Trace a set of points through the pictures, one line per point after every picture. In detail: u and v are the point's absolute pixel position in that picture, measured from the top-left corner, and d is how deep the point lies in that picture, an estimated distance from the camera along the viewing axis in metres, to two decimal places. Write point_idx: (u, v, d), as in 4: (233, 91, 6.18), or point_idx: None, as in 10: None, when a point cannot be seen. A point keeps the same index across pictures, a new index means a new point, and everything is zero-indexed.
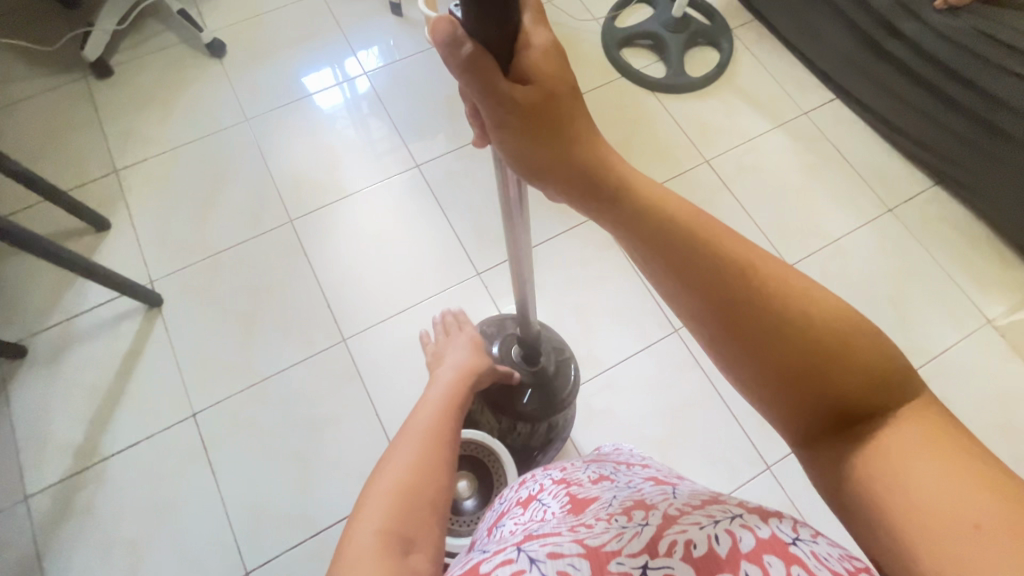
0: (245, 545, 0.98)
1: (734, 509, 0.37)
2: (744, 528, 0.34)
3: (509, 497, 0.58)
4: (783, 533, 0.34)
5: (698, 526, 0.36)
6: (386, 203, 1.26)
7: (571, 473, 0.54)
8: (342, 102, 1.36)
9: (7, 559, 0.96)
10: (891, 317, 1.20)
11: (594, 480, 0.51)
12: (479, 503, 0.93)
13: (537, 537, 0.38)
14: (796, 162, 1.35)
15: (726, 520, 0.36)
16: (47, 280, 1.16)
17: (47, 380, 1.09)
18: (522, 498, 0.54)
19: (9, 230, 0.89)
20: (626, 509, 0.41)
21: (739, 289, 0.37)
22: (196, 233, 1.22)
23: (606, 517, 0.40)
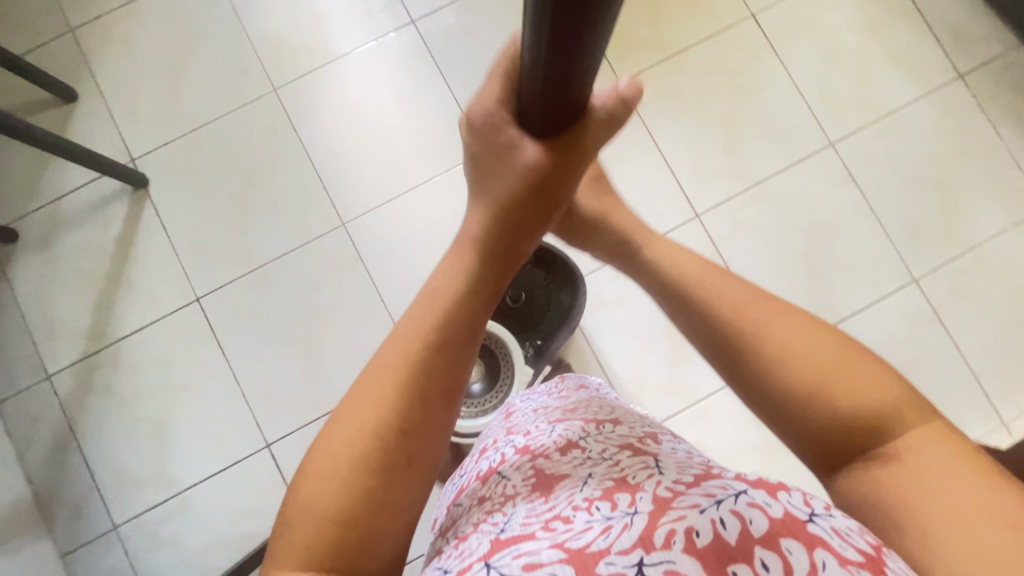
0: (264, 421, 1.03)
1: (734, 485, 0.39)
2: (754, 508, 0.36)
3: (472, 467, 0.59)
4: (795, 509, 0.36)
5: (697, 512, 0.36)
6: (379, 69, 1.11)
7: (533, 438, 0.51)
8: None
9: (44, 431, 1.02)
10: (935, 203, 1.10)
11: (561, 446, 0.48)
12: (486, 387, 0.95)
13: (507, 544, 0.37)
14: (858, 16, 1.14)
15: (730, 499, 0.36)
16: (20, 159, 1.07)
17: (44, 264, 1.06)
18: (483, 471, 0.53)
19: (10, 125, 0.82)
20: (607, 492, 0.40)
21: (746, 339, 0.46)
22: (172, 104, 1.10)
23: (586, 504, 0.39)
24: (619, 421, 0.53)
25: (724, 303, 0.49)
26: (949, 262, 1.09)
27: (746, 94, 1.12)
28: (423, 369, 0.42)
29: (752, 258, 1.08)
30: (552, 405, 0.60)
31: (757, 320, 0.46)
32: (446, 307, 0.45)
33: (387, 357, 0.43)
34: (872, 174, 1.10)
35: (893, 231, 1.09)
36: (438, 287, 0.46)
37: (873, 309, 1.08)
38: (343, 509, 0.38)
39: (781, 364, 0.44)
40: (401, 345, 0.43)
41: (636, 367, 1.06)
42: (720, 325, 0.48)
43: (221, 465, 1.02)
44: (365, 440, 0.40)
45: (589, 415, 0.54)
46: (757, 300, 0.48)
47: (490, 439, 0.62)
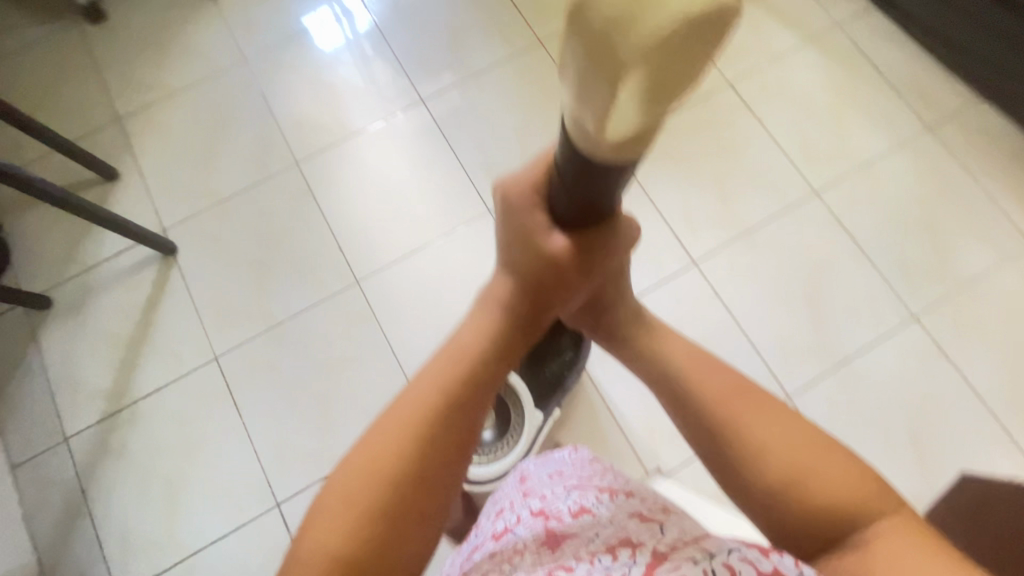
0: (274, 479, 1.02)
1: (731, 545, 0.37)
2: (744, 563, 0.34)
3: (485, 527, 0.59)
4: (785, 569, 0.34)
5: (692, 563, 0.35)
6: (390, 141, 1.22)
7: (549, 503, 0.52)
8: (344, 39, 1.30)
9: (54, 496, 1.02)
10: (925, 243, 1.14)
11: (574, 512, 0.48)
12: (496, 434, 0.95)
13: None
14: (827, 80, 1.25)
15: (724, 555, 0.35)
16: (62, 232, 1.16)
17: (73, 329, 1.11)
18: (496, 531, 0.53)
19: (43, 186, 0.92)
20: (610, 547, 0.41)
21: (730, 424, 0.41)
22: (204, 180, 1.20)
23: (588, 558, 0.41)
24: (633, 491, 0.52)
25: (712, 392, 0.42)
26: (948, 299, 1.11)
27: (730, 152, 1.21)
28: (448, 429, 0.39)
29: (752, 302, 1.12)
30: (568, 472, 0.59)
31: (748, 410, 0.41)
32: (479, 352, 0.42)
33: (414, 392, 0.40)
34: (859, 219, 1.16)
35: (888, 272, 1.13)
36: (468, 338, 0.42)
37: (877, 347, 1.09)
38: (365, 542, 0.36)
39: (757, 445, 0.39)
40: (420, 396, 0.40)
41: (648, 413, 1.06)
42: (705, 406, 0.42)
43: (229, 527, 1.00)
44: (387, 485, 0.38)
45: (603, 483, 0.54)
46: (754, 399, 0.41)
47: (505, 501, 0.61)
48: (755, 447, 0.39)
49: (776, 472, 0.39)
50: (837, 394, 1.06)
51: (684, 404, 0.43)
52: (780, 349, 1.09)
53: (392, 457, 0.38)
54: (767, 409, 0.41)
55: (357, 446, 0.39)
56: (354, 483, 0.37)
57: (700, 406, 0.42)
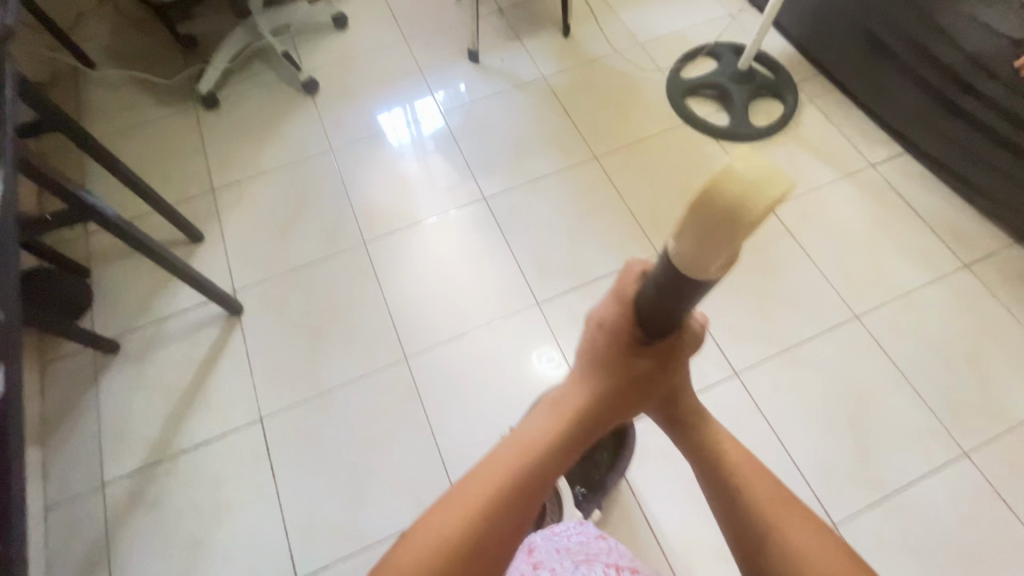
0: (299, 552, 1.00)
1: None
2: None
3: None
4: None
5: None
6: (450, 230, 1.33)
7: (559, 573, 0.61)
8: (406, 140, 1.46)
9: (79, 544, 1.01)
10: (970, 377, 1.14)
11: None
12: (534, 531, 0.93)
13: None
14: (863, 212, 1.33)
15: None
16: (143, 284, 1.26)
17: (133, 376, 1.16)
18: None
19: (149, 246, 1.02)
20: None
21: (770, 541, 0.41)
22: (279, 249, 1.31)
23: None
24: (633, 570, 0.62)
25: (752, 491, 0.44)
26: (998, 437, 1.09)
27: (771, 269, 1.27)
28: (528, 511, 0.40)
29: (794, 419, 1.11)
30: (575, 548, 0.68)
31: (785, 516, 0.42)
32: (547, 454, 0.41)
33: (477, 488, 0.39)
34: (900, 346, 1.18)
35: (933, 402, 1.12)
36: (537, 435, 0.42)
37: (926, 480, 1.05)
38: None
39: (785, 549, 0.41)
40: (481, 497, 0.38)
41: (686, 525, 1.02)
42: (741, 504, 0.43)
43: None
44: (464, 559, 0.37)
45: (608, 561, 0.64)
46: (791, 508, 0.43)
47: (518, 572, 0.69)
48: (784, 552, 0.40)
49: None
50: (886, 527, 1.02)
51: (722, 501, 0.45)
52: (824, 471, 1.06)
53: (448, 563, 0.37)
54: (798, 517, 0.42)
55: (411, 538, 0.38)
56: None
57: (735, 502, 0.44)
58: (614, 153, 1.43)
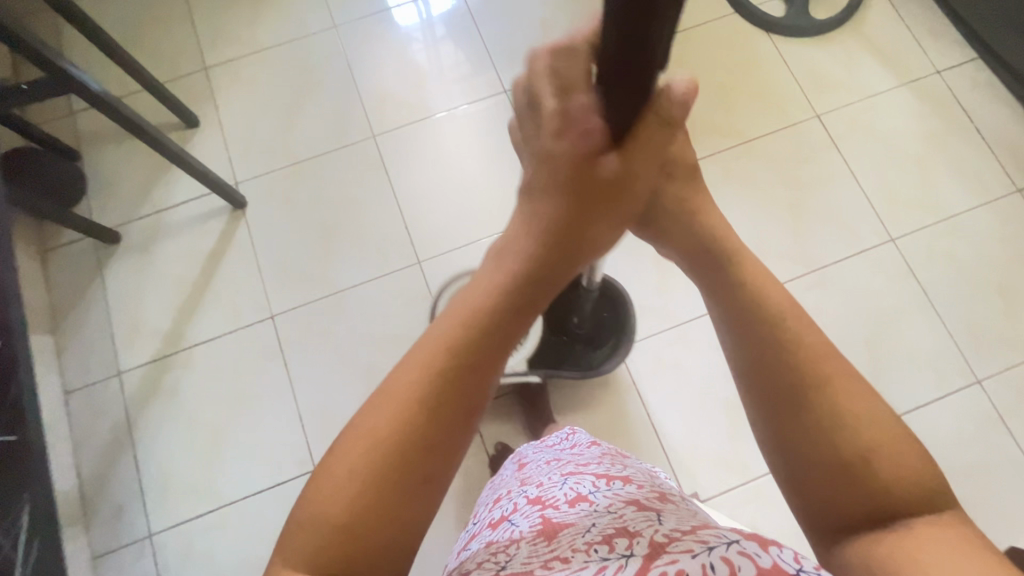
0: (315, 444, 1.04)
1: (727, 536, 0.40)
2: (743, 557, 0.37)
3: (484, 514, 0.65)
4: (783, 563, 0.37)
5: (689, 556, 0.39)
6: (466, 126, 1.22)
7: (546, 491, 0.57)
8: (419, 20, 1.29)
9: (102, 426, 1.04)
10: (1000, 307, 1.11)
11: (570, 500, 0.53)
12: None
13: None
14: (918, 125, 1.21)
15: (722, 547, 0.39)
16: (139, 171, 1.18)
17: (138, 267, 1.13)
18: (495, 519, 0.59)
19: (146, 127, 0.94)
20: (607, 537, 0.45)
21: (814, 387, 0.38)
22: (281, 139, 1.21)
23: (584, 549, 0.44)
24: (629, 479, 0.57)
25: (800, 354, 0.39)
26: (1015, 367, 1.08)
27: (810, 185, 1.18)
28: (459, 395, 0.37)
29: None
30: (567, 460, 0.66)
31: (840, 383, 0.38)
32: (492, 309, 0.38)
33: (423, 353, 0.38)
34: (933, 271, 1.13)
35: (956, 330, 1.10)
36: (481, 293, 0.39)
37: (935, 405, 1.06)
38: (364, 525, 0.35)
39: (838, 416, 0.37)
40: (428, 358, 0.38)
41: (692, 437, 1.04)
42: (786, 370, 0.39)
43: (266, 483, 1.02)
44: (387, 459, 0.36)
45: (599, 471, 0.60)
46: (850, 377, 0.39)
47: (503, 489, 0.67)
48: (837, 419, 0.37)
49: (849, 447, 0.37)
50: None
51: (762, 363, 0.39)
52: None
53: (397, 424, 0.36)
54: (857, 386, 0.38)
55: (364, 407, 0.38)
56: (356, 445, 0.36)
57: (780, 363, 0.39)
58: None
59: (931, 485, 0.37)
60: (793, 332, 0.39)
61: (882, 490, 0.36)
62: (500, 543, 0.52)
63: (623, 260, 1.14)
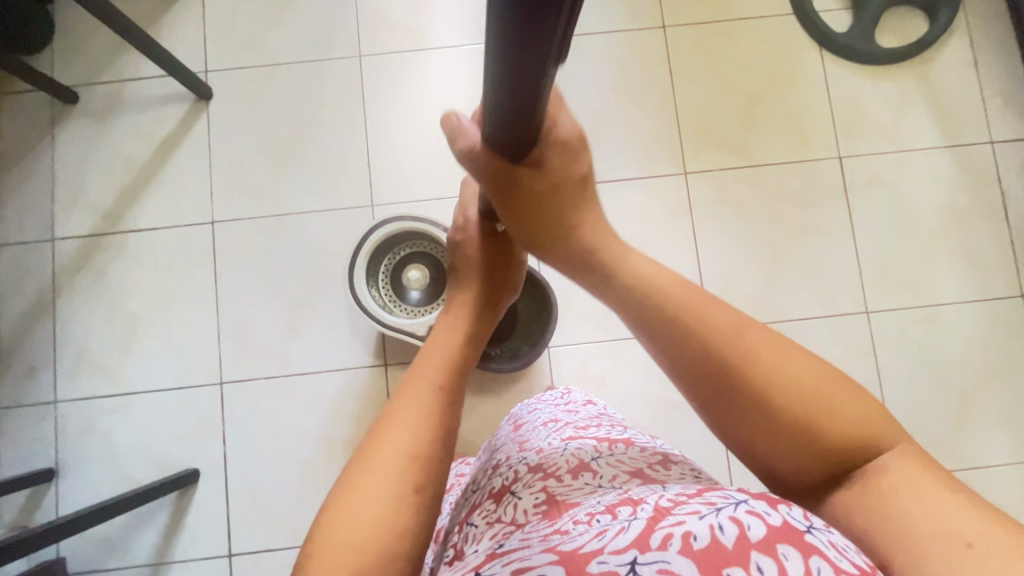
0: (227, 359, 1.05)
1: (736, 497, 0.43)
2: (752, 517, 0.39)
3: (482, 484, 0.63)
4: (795, 521, 0.40)
5: (696, 517, 0.40)
6: (460, 69, 1.11)
7: (547, 457, 0.58)
8: None
9: (28, 286, 1.05)
10: (950, 411, 1.05)
11: (574, 469, 0.55)
12: (420, 298, 0.94)
13: (504, 553, 0.44)
14: (944, 196, 1.09)
15: (729, 509, 0.41)
16: (109, 32, 1.10)
17: (91, 135, 1.09)
18: (495, 489, 0.58)
19: (104, 8, 0.88)
20: (611, 505, 0.46)
21: (734, 367, 0.45)
22: (263, 34, 1.11)
23: (587, 517, 0.45)
24: (630, 443, 0.61)
25: (724, 343, 0.46)
26: None
27: (802, 231, 1.09)
28: (446, 405, 0.51)
29: None
30: (564, 423, 0.68)
31: (764, 357, 0.45)
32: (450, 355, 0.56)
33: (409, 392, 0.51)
34: (895, 357, 1.06)
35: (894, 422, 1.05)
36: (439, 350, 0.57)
37: None
38: (387, 528, 0.41)
39: (769, 394, 0.44)
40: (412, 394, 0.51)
41: None
42: (727, 368, 0.46)
43: (173, 382, 1.04)
44: (388, 475, 0.44)
45: (599, 436, 0.63)
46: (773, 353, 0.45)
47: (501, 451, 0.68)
48: (770, 396, 0.44)
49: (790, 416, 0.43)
50: None
51: (695, 362, 0.47)
52: None
53: (405, 441, 0.46)
54: (783, 355, 0.45)
55: (369, 451, 0.46)
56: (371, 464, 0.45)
57: (705, 360, 0.47)
58: (687, 30, 1.12)
59: (881, 421, 0.43)
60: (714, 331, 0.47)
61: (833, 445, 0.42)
62: (497, 518, 0.52)
63: None
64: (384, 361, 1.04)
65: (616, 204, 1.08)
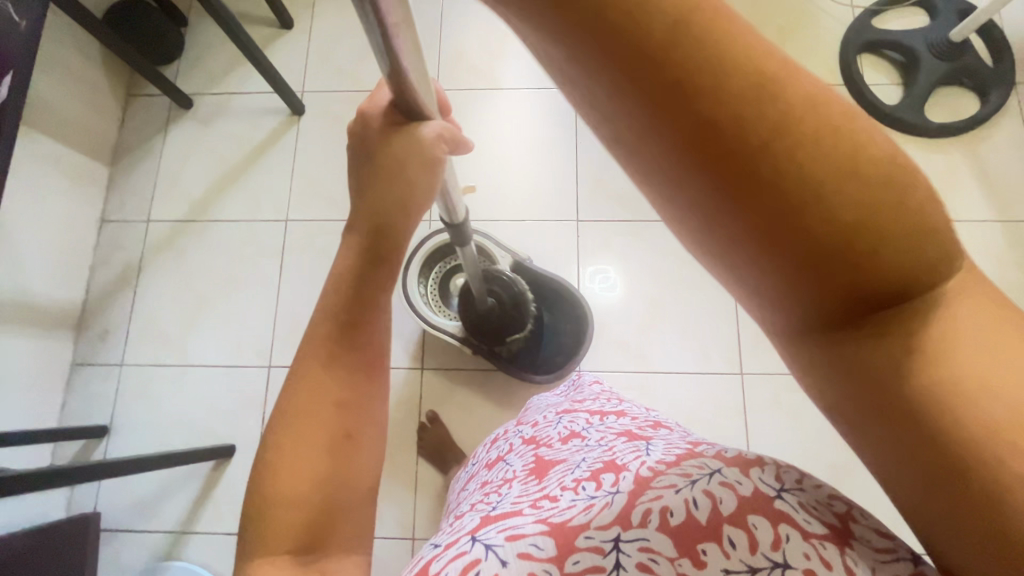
0: (278, 345, 1.12)
1: (710, 463, 0.42)
2: (724, 487, 0.40)
3: (483, 456, 0.75)
4: (765, 485, 0.40)
5: (674, 489, 0.40)
6: (524, 108, 1.21)
7: (541, 432, 0.66)
8: None
9: (118, 259, 1.17)
10: None
11: (563, 437, 0.61)
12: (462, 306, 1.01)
13: (496, 520, 0.45)
14: (994, 268, 1.09)
15: (704, 479, 0.41)
16: (228, 53, 1.28)
17: (196, 136, 1.24)
18: (495, 458, 0.68)
19: (228, 23, 1.03)
20: (594, 474, 0.46)
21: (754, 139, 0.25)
22: (355, 65, 1.26)
23: (573, 487, 0.46)
24: (622, 413, 0.66)
25: (765, 108, 0.25)
26: None
27: None
28: (347, 371, 0.44)
29: (775, 441, 1.03)
30: (563, 401, 0.75)
31: (806, 126, 0.25)
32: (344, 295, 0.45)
33: (316, 352, 0.44)
34: None
35: None
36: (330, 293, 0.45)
37: None
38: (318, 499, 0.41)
39: (823, 211, 0.26)
40: (322, 353, 0.44)
41: None
42: (752, 175, 0.25)
43: (226, 360, 1.12)
44: (309, 490, 0.40)
45: (592, 408, 0.69)
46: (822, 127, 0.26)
47: (498, 433, 0.76)
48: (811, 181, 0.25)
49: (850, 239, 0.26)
50: None
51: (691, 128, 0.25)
52: None
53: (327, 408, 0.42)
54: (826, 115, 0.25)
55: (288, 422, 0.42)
56: (293, 439, 0.41)
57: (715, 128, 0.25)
58: None
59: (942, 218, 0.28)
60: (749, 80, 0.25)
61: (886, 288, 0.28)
62: (498, 481, 0.58)
63: (617, 290, 1.11)
64: (420, 364, 1.09)
65: (657, 242, 1.13)
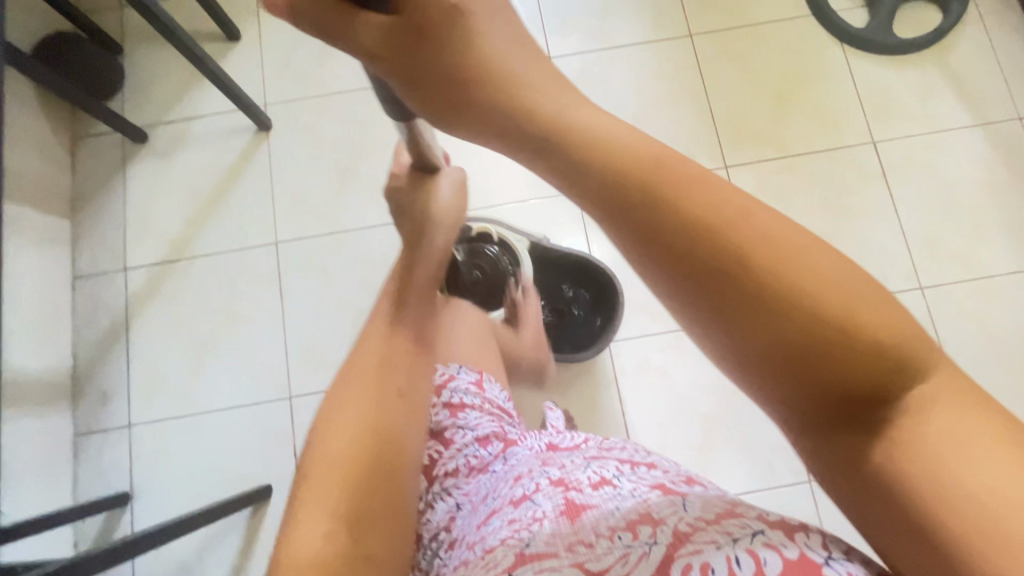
0: (295, 372, 1.07)
1: (752, 524, 0.43)
2: (770, 549, 0.40)
3: (497, 489, 0.61)
4: (812, 550, 0.40)
5: (715, 547, 0.42)
6: None
7: (569, 472, 0.58)
8: None
9: (102, 315, 1.09)
10: (1017, 381, 1.04)
11: (594, 483, 0.55)
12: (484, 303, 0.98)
13: (532, 560, 0.47)
14: (981, 172, 1.12)
15: (747, 539, 0.42)
16: (175, 76, 1.19)
17: (160, 170, 1.15)
18: (515, 496, 0.58)
19: (178, 37, 0.95)
20: (630, 523, 0.48)
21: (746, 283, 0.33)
22: (316, 68, 1.19)
23: (609, 534, 0.48)
24: (654, 464, 0.60)
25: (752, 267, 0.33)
26: None
27: (847, 214, 1.11)
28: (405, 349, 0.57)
29: None
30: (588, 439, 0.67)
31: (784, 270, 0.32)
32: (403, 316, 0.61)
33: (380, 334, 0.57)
34: (956, 329, 1.06)
35: None
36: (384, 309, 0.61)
37: None
38: (368, 451, 0.47)
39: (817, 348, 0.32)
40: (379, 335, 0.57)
41: (660, 445, 1.03)
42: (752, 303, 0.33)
43: (242, 399, 1.06)
44: (361, 441, 0.48)
45: (622, 456, 0.62)
46: (776, 241, 0.33)
47: (495, 429, 0.70)
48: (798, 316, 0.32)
49: (810, 326, 0.32)
50: None
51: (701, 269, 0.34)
52: None
53: (385, 368, 0.54)
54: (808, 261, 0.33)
55: (350, 384, 0.52)
56: (356, 394, 0.51)
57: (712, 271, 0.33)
58: (713, 37, 1.19)
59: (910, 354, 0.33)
60: (706, 208, 0.34)
61: (861, 372, 0.32)
62: (522, 522, 0.53)
63: None
64: None
65: None
